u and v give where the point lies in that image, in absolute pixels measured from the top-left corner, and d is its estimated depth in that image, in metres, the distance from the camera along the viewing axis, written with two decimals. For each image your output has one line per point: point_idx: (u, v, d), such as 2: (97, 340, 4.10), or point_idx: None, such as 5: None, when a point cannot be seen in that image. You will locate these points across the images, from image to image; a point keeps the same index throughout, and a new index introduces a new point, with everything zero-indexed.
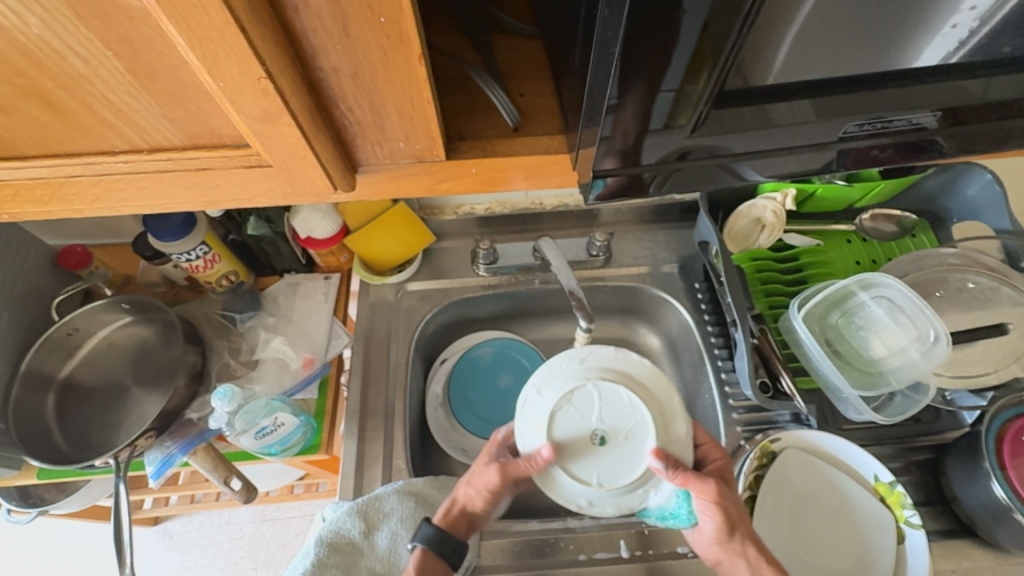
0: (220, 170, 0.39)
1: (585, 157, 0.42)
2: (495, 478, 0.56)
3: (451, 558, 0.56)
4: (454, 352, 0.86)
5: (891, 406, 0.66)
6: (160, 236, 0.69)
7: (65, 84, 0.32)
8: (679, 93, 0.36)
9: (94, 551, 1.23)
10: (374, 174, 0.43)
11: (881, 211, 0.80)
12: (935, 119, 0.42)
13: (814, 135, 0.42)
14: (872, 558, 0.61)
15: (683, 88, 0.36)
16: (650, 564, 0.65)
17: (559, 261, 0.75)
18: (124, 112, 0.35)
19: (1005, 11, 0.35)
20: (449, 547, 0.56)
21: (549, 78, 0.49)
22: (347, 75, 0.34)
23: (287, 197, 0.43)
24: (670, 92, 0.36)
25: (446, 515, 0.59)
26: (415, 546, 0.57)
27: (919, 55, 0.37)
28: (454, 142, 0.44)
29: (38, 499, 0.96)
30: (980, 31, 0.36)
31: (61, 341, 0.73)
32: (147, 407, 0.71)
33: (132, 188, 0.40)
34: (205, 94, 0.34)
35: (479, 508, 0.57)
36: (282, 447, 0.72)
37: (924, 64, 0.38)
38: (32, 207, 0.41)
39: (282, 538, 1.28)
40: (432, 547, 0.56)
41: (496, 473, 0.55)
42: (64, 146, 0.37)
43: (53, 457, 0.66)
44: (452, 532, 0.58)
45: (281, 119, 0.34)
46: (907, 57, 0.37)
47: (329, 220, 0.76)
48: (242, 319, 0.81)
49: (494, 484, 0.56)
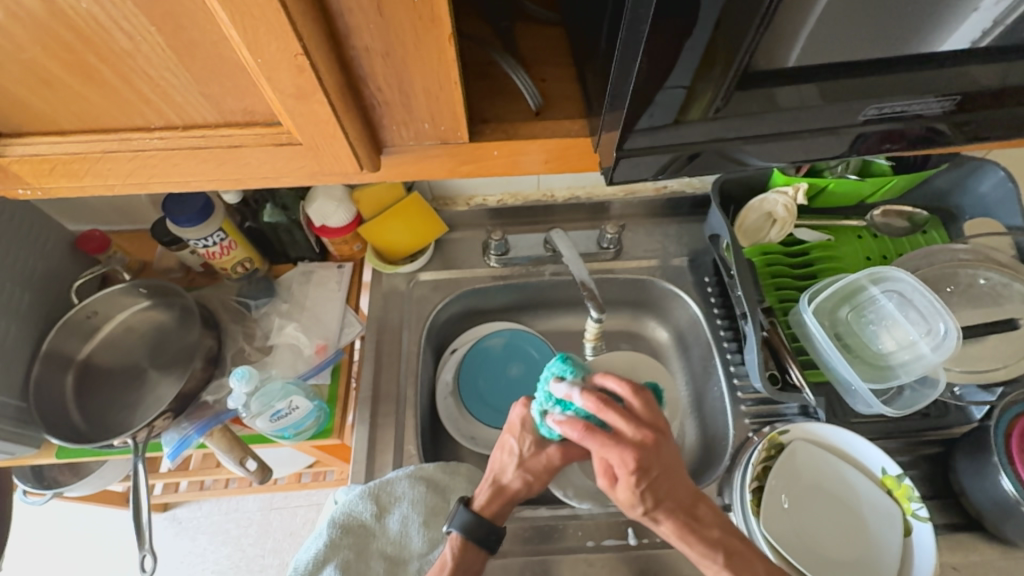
0: (251, 147, 0.40)
1: (607, 140, 0.42)
2: (557, 460, 0.64)
3: (490, 544, 0.59)
4: (464, 342, 0.87)
5: (900, 399, 0.67)
6: (179, 221, 0.70)
7: (108, 59, 0.33)
8: (692, 88, 0.37)
9: (105, 535, 1.25)
10: (398, 155, 0.44)
11: (893, 207, 0.80)
12: (952, 104, 0.42)
13: (834, 120, 0.42)
14: (879, 552, 0.61)
15: (693, 85, 0.37)
16: (659, 552, 0.66)
17: (570, 252, 0.76)
18: (163, 89, 0.36)
19: (1021, 11, 0.36)
20: (492, 536, 0.59)
21: (569, 65, 0.50)
22: (379, 54, 0.34)
23: (314, 175, 0.44)
24: (681, 87, 0.37)
25: (485, 503, 0.61)
26: (453, 531, 0.59)
27: (945, 39, 0.38)
28: (476, 125, 0.44)
29: (53, 481, 0.98)
30: (995, 31, 0.37)
31: (80, 323, 0.74)
32: (163, 391, 0.72)
33: (165, 165, 0.41)
34: (242, 71, 0.35)
35: (532, 490, 0.63)
36: (295, 431, 0.73)
37: (952, 48, 0.38)
38: (67, 181, 0.42)
39: (289, 527, 1.30)
40: (474, 536, 0.58)
41: (562, 455, 0.64)
42: (102, 122, 0.38)
43: (73, 436, 0.68)
44: (497, 519, 0.60)
45: (314, 96, 0.34)
46: (933, 42, 0.38)
47: (343, 209, 0.77)
48: (257, 306, 0.82)
49: (557, 465, 0.63)
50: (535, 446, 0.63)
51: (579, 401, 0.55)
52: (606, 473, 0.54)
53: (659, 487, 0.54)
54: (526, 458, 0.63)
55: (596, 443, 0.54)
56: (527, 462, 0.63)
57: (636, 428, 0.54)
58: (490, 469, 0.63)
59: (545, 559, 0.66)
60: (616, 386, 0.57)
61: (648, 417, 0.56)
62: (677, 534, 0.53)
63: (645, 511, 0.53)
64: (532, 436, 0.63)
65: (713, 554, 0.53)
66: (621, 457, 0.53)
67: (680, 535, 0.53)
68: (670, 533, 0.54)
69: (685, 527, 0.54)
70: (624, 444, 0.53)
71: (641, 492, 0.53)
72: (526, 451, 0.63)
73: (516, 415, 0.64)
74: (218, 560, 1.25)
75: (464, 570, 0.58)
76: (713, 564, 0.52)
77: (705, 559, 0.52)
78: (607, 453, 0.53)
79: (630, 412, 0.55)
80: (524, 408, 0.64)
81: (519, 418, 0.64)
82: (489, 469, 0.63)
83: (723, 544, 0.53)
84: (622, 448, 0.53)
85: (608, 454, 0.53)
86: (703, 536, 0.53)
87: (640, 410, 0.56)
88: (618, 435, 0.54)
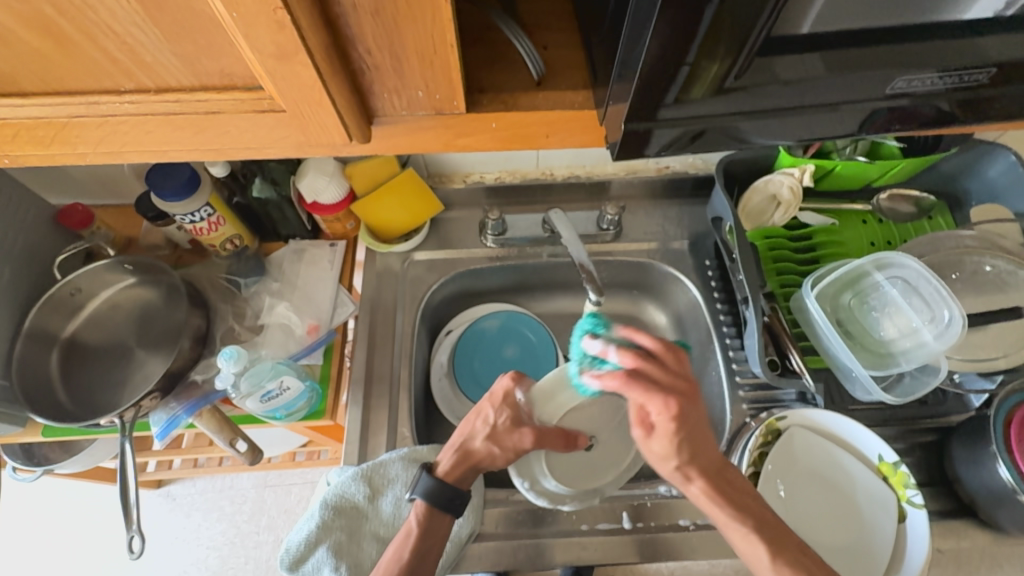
0: (230, 114, 0.38)
1: (613, 113, 0.40)
2: (528, 443, 0.62)
3: (455, 508, 0.60)
4: (459, 324, 0.85)
5: (899, 386, 0.66)
6: (164, 195, 0.68)
7: (68, 11, 0.30)
8: (693, 65, 0.35)
9: (100, 511, 1.25)
10: (390, 126, 0.42)
11: (899, 192, 0.78)
12: (986, 77, 0.39)
13: (849, 95, 0.40)
14: (872, 539, 0.61)
15: (697, 61, 0.35)
16: (651, 535, 0.65)
17: (569, 232, 0.73)
18: (131, 46, 0.33)
19: None
20: (457, 501, 0.60)
21: (571, 32, 0.47)
22: (368, 12, 0.32)
23: (301, 145, 0.41)
24: (683, 64, 0.35)
25: (449, 469, 0.61)
26: (416, 499, 0.60)
27: (967, 8, 0.35)
28: (473, 95, 0.42)
29: (43, 458, 0.96)
30: (1009, 11, 0.35)
31: (64, 300, 0.72)
32: (151, 368, 0.70)
33: (138, 131, 0.39)
34: (217, 27, 0.32)
35: (496, 463, 0.62)
36: (286, 412, 0.72)
37: (975, 17, 0.36)
38: (34, 149, 0.39)
39: (284, 504, 1.30)
40: (438, 502, 0.59)
41: (533, 440, 0.62)
42: (67, 83, 0.36)
43: (58, 414, 0.66)
44: (460, 484, 0.61)
45: (297, 57, 0.32)
46: (958, 9, 0.35)
47: (336, 184, 0.75)
48: (247, 284, 0.80)
49: (525, 448, 0.62)
50: (510, 425, 0.63)
51: (614, 357, 0.53)
52: (643, 423, 0.52)
53: (695, 442, 0.51)
54: (498, 431, 0.63)
55: (634, 393, 0.51)
56: (498, 435, 0.62)
57: (670, 378, 0.51)
58: (459, 434, 0.63)
59: (539, 542, 0.65)
60: (646, 340, 0.53)
61: (680, 370, 0.52)
62: (706, 497, 0.52)
63: (679, 465, 0.51)
64: (509, 412, 0.63)
65: (742, 518, 0.50)
66: (661, 405, 0.50)
67: (710, 496, 0.51)
68: (699, 495, 0.52)
69: (716, 489, 0.52)
70: (661, 392, 0.50)
71: (677, 444, 0.51)
72: (500, 424, 0.63)
73: (500, 382, 0.65)
74: (213, 536, 1.26)
75: (430, 535, 0.59)
76: (742, 527, 0.50)
77: (734, 523, 0.50)
78: (648, 402, 0.51)
79: (663, 365, 0.52)
80: (510, 381, 0.64)
81: (502, 389, 0.64)
82: (458, 434, 0.63)
83: (752, 510, 0.51)
84: (665, 395, 0.50)
85: (649, 402, 0.51)
86: (732, 500, 0.51)
87: (670, 363, 0.52)
88: (657, 383, 0.51)
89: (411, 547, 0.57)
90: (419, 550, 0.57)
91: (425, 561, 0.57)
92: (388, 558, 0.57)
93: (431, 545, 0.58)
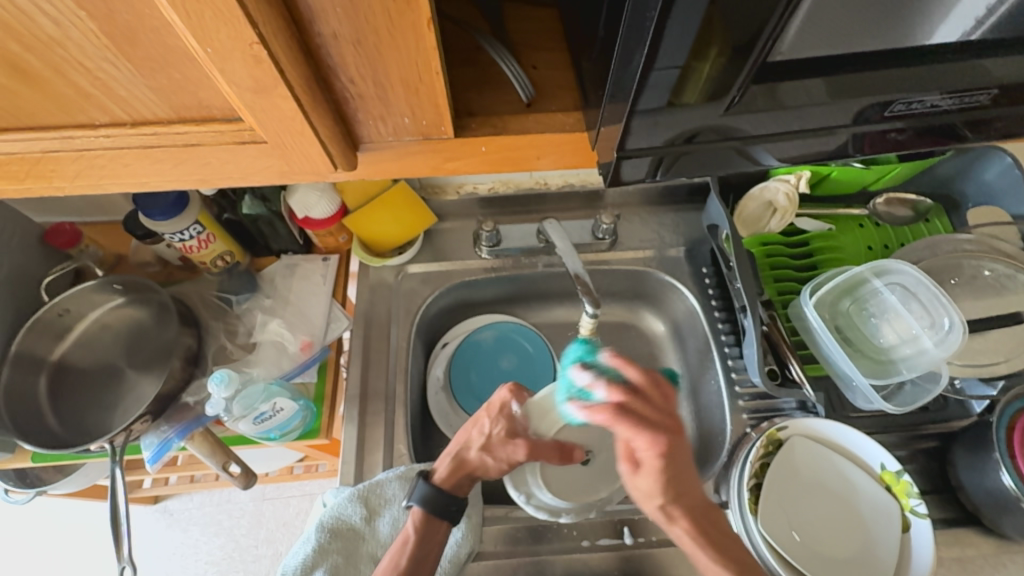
0: (209, 146, 0.37)
1: (605, 135, 0.40)
2: (522, 455, 0.62)
3: (452, 515, 0.60)
4: (455, 336, 0.84)
5: (899, 395, 0.64)
6: (152, 214, 0.67)
7: (34, 47, 0.29)
8: (686, 69, 0.33)
9: (96, 528, 1.24)
10: (376, 152, 0.41)
11: (895, 195, 0.78)
12: (989, 98, 0.39)
13: (844, 114, 0.39)
14: (877, 550, 0.61)
15: (689, 65, 0.33)
16: (653, 551, 0.64)
17: (564, 245, 0.72)
18: (103, 81, 0.32)
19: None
20: (454, 507, 0.59)
21: (561, 51, 0.47)
22: (349, 42, 0.31)
23: (283, 174, 0.40)
24: (674, 70, 0.33)
25: (445, 476, 0.60)
26: (414, 506, 0.59)
27: (934, 32, 0.35)
28: (462, 119, 0.41)
29: (36, 479, 0.93)
30: (986, 23, 0.35)
31: (51, 323, 0.70)
32: (143, 389, 0.69)
33: (114, 164, 0.38)
34: (190, 60, 0.31)
35: (490, 474, 0.61)
36: (281, 432, 0.71)
37: (942, 41, 0.35)
38: (9, 183, 0.38)
39: (282, 517, 1.29)
40: (435, 509, 0.58)
41: (527, 452, 0.61)
42: (38, 118, 0.35)
43: (46, 440, 0.65)
44: (457, 491, 0.60)
45: (275, 90, 0.31)
46: (924, 34, 0.35)
47: (326, 199, 0.74)
48: (239, 301, 0.79)
49: (519, 460, 0.61)
50: (504, 437, 0.62)
51: (601, 393, 0.53)
52: (630, 459, 0.51)
53: (682, 481, 0.50)
54: (493, 441, 0.62)
55: (624, 428, 0.50)
56: (493, 446, 0.62)
57: (659, 415, 0.51)
58: (455, 441, 0.62)
59: (539, 559, 0.64)
60: (633, 373, 0.52)
61: (670, 406, 0.51)
62: (690, 536, 0.51)
63: (663, 504, 0.50)
64: (504, 424, 0.62)
65: (723, 562, 0.50)
66: (648, 441, 0.49)
67: (693, 537, 0.51)
68: (683, 535, 0.51)
69: (698, 529, 0.51)
70: (649, 429, 0.50)
71: (664, 483, 0.50)
72: (495, 435, 0.62)
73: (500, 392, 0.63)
74: (211, 551, 1.24)
75: (428, 541, 0.58)
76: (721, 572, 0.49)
77: (716, 568, 0.49)
78: (635, 436, 0.50)
79: (649, 402, 0.51)
80: (507, 393, 0.64)
81: (499, 401, 0.63)
82: (455, 441, 0.62)
83: (739, 559, 0.50)
84: (653, 432, 0.50)
85: (636, 438, 0.50)
86: (716, 543, 0.51)
87: (657, 401, 0.51)
88: (646, 421, 0.50)
89: (409, 554, 0.56)
90: (415, 557, 0.57)
91: (423, 568, 0.57)
92: (385, 565, 0.56)
93: (428, 552, 0.57)
